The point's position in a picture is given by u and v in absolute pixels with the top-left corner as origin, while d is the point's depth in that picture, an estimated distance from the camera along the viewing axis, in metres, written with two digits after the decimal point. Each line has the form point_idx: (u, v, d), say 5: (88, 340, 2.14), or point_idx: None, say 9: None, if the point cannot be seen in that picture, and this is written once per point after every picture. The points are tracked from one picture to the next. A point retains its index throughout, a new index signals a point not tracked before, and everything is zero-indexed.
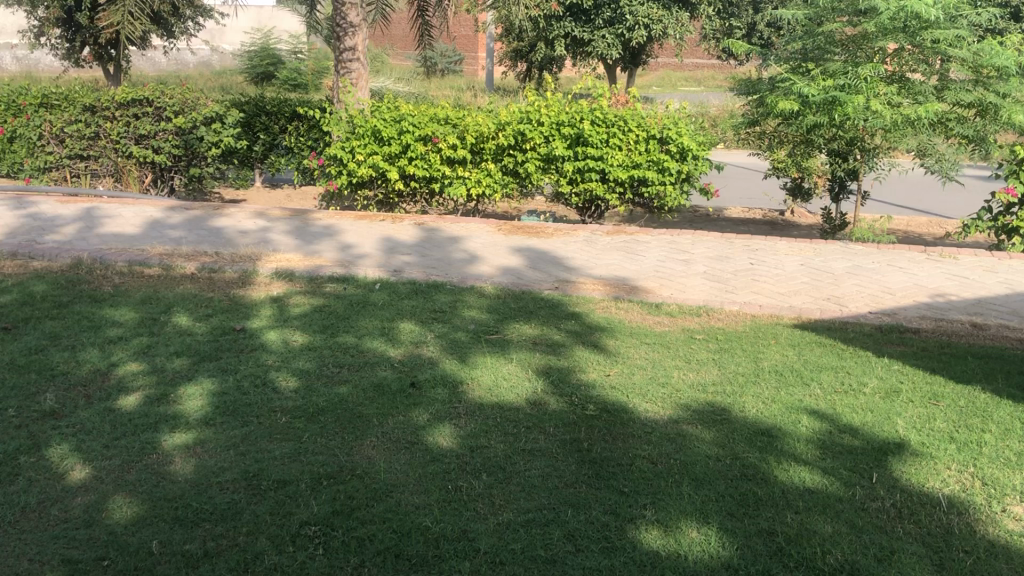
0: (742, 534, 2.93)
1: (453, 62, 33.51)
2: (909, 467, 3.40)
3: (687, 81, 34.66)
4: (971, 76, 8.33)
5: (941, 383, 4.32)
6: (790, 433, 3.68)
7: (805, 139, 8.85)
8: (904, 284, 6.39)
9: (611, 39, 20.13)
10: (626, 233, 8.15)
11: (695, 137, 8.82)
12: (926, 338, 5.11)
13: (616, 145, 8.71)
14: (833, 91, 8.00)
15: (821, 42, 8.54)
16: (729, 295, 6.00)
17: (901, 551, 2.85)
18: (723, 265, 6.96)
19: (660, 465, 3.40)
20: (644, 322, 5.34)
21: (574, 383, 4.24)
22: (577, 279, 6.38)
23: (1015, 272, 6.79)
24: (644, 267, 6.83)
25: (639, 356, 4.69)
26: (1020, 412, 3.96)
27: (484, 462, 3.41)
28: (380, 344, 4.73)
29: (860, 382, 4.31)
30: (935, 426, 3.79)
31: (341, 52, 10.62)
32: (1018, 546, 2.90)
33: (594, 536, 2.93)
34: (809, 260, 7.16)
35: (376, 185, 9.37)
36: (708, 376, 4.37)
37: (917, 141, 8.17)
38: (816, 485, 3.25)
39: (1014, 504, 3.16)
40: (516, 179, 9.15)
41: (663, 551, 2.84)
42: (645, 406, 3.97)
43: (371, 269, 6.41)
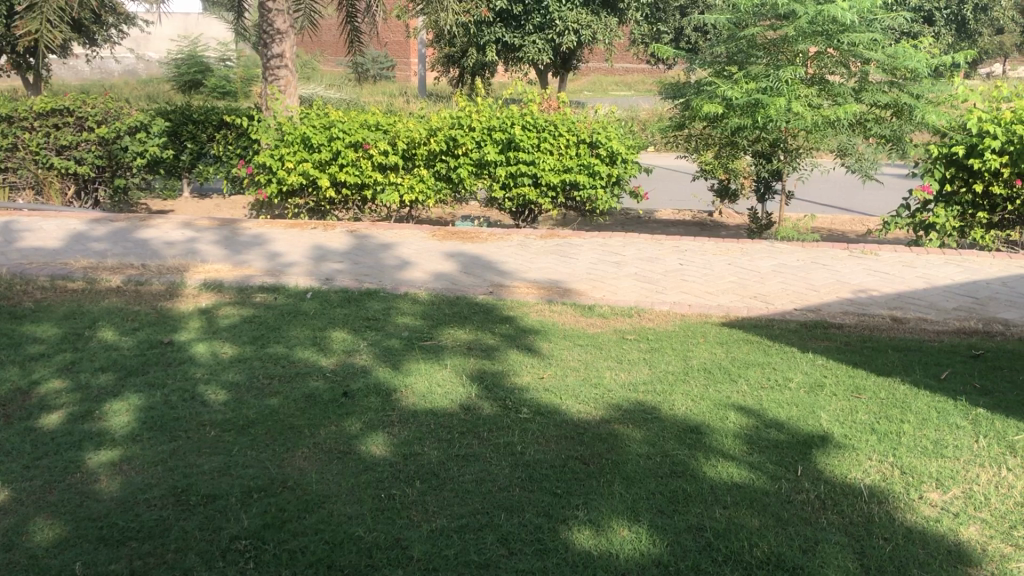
0: (672, 531, 2.97)
1: (385, 68, 33.31)
2: (833, 460, 3.49)
3: (619, 85, 35.15)
4: (887, 78, 8.59)
5: (863, 376, 4.46)
6: (718, 429, 3.75)
7: (731, 140, 9.01)
8: (827, 281, 6.56)
9: (542, 45, 20.24)
10: (559, 236, 8.22)
11: (624, 141, 8.94)
12: (848, 332, 5.26)
13: (547, 149, 8.75)
14: (755, 94, 8.22)
15: (743, 46, 8.73)
16: (660, 295, 6.09)
17: (825, 542, 2.92)
18: (654, 266, 7.06)
19: (592, 465, 3.43)
20: (577, 324, 5.39)
21: (507, 387, 4.26)
22: (511, 283, 6.41)
23: (933, 267, 7.03)
24: (577, 270, 6.89)
25: (572, 357, 4.73)
26: (938, 402, 4.10)
27: (417, 469, 3.41)
28: (311, 354, 4.69)
29: (785, 377, 4.41)
30: (857, 418, 3.90)
31: (268, 59, 10.49)
32: (936, 531, 2.99)
33: (527, 538, 2.95)
34: (736, 260, 7.31)
35: (306, 193, 9.29)
36: (639, 375, 4.43)
37: (837, 141, 8.39)
38: (742, 480, 3.33)
39: (930, 491, 3.27)
40: (449, 184, 9.14)
41: (594, 551, 2.87)
42: (578, 408, 4.00)
43: (301, 278, 6.35)
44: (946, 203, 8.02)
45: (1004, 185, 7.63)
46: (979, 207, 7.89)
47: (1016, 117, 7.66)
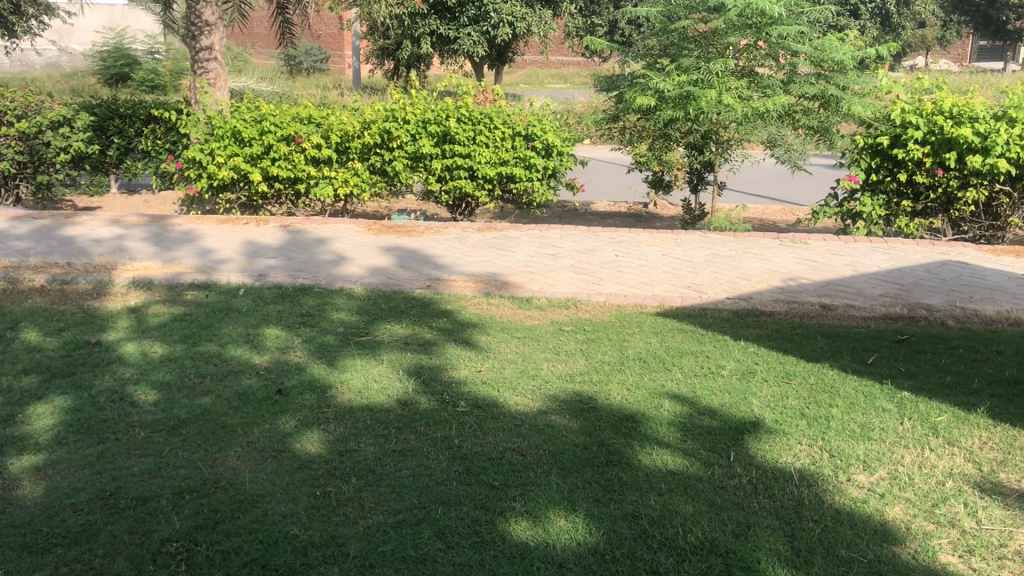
0: (608, 519, 3.00)
1: (318, 61, 32.89)
2: (764, 445, 3.56)
3: (554, 77, 35.34)
4: (814, 70, 8.74)
5: (793, 362, 4.55)
6: (653, 418, 3.80)
7: (663, 132, 9.09)
8: (758, 270, 6.69)
9: (477, 37, 20.21)
10: (496, 229, 8.21)
11: (559, 133, 8.95)
12: (779, 320, 5.36)
13: (482, 142, 8.73)
14: (686, 86, 8.34)
15: (675, 39, 8.82)
16: (596, 287, 6.14)
17: (756, 525, 2.97)
18: (589, 257, 7.10)
19: (529, 456, 3.45)
20: (514, 316, 5.39)
21: (444, 380, 4.25)
22: (448, 277, 6.38)
23: (860, 255, 7.21)
24: (514, 262, 6.90)
25: (510, 350, 4.74)
26: (864, 386, 4.21)
27: (353, 466, 3.37)
28: (244, 352, 4.62)
29: (718, 365, 4.49)
30: (788, 404, 3.98)
31: (196, 51, 10.26)
32: (863, 511, 3.07)
33: (464, 531, 2.95)
34: (671, 250, 7.40)
35: (238, 188, 9.14)
36: (575, 366, 4.46)
37: (766, 133, 8.52)
38: (677, 467, 3.37)
39: (858, 473, 3.35)
40: (384, 178, 9.08)
41: (532, 542, 2.88)
42: (515, 400, 4.01)
43: (233, 275, 6.25)
44: (872, 192, 8.23)
45: (926, 174, 7.86)
46: (904, 195, 8.12)
47: (937, 108, 7.87)
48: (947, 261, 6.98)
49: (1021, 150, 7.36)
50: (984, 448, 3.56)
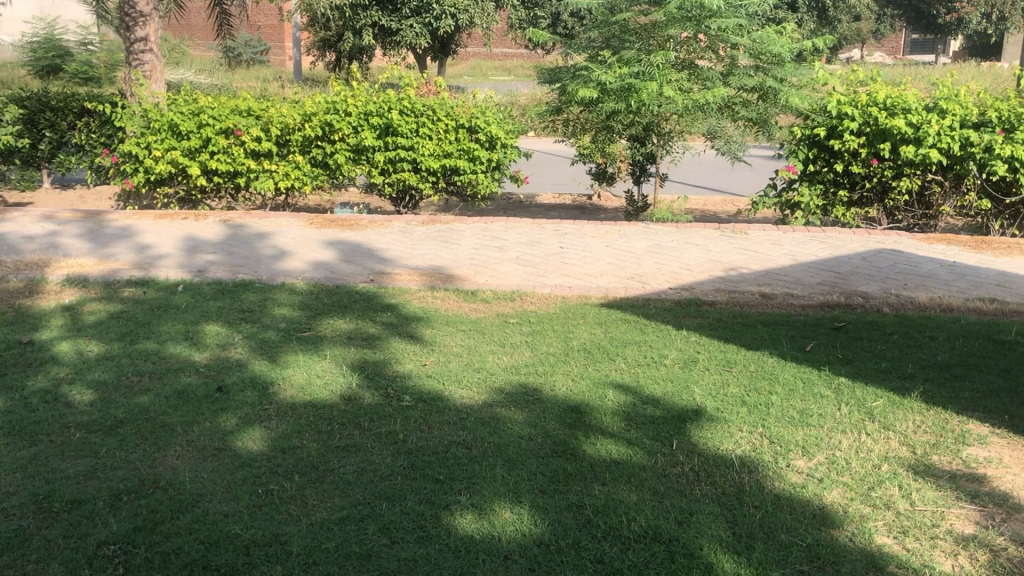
0: (553, 510, 3.01)
1: (258, 52, 32.34)
2: (706, 433, 3.61)
3: (498, 69, 35.29)
4: (753, 62, 8.85)
5: (733, 350, 4.62)
6: (597, 408, 3.82)
7: (606, 124, 9.13)
8: (699, 260, 6.76)
9: (419, 29, 20.07)
10: (441, 222, 8.17)
11: (503, 125, 8.92)
12: (720, 309, 5.44)
13: (426, 134, 8.67)
14: (628, 79, 8.40)
15: (616, 31, 8.87)
16: (540, 278, 6.15)
17: (699, 512, 3.01)
18: (534, 249, 7.11)
19: (475, 449, 3.44)
20: (460, 310, 5.38)
21: (388, 375, 4.22)
22: (392, 270, 6.34)
23: (798, 244, 7.34)
24: (459, 255, 6.87)
25: (455, 343, 4.72)
26: (803, 373, 4.29)
27: (296, 463, 3.34)
28: (183, 349, 4.53)
29: (660, 354, 4.53)
30: (729, 392, 4.04)
31: (131, 43, 10.02)
32: (801, 496, 3.13)
33: (410, 526, 2.93)
34: (614, 241, 7.44)
35: (175, 182, 8.98)
36: (521, 358, 4.47)
37: (706, 125, 8.71)
38: (621, 456, 3.40)
39: (796, 458, 3.41)
40: (326, 171, 8.98)
41: (477, 535, 2.88)
42: (460, 393, 4.00)
43: (171, 271, 6.13)
44: (810, 182, 8.37)
45: (862, 165, 8.02)
46: (840, 185, 8.27)
47: (871, 100, 8.00)
48: (883, 250, 7.14)
49: (951, 141, 7.57)
50: (918, 431, 3.65)
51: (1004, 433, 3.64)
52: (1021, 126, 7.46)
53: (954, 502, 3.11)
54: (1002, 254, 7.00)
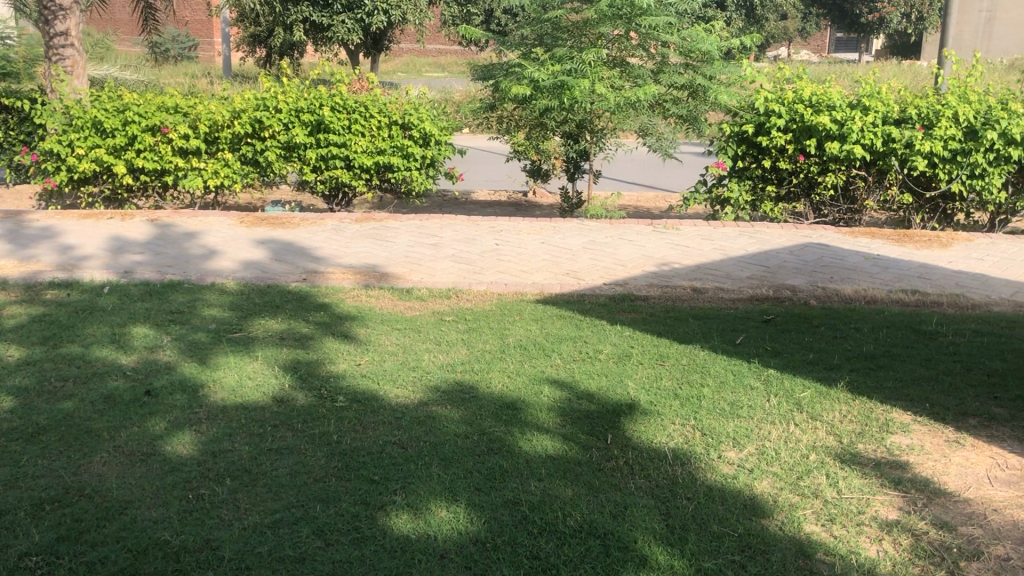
0: (489, 508, 3.01)
1: (186, 47, 31.61)
2: (639, 426, 3.65)
3: (431, 66, 35.13)
4: (683, 60, 8.97)
5: (666, 344, 4.68)
6: (533, 404, 3.84)
7: (540, 121, 9.15)
8: (633, 256, 6.84)
9: (351, 25, 19.89)
10: (374, 220, 8.11)
11: (437, 122, 8.86)
12: (653, 303, 5.51)
13: (358, 131, 8.57)
14: (561, 76, 8.44)
15: (548, 29, 8.89)
16: (476, 275, 6.15)
17: (633, 505, 3.04)
18: (469, 246, 7.10)
19: (410, 449, 3.43)
20: (394, 308, 5.34)
21: (322, 375, 4.17)
22: (326, 269, 6.27)
23: (729, 239, 7.46)
24: (394, 253, 6.83)
25: (390, 342, 4.69)
26: (734, 365, 4.37)
27: (228, 466, 3.28)
28: (109, 352, 4.41)
29: (596, 349, 4.58)
30: (662, 385, 4.09)
31: (51, 37, 9.71)
32: (732, 487, 3.19)
33: (344, 528, 2.90)
34: (549, 238, 7.47)
35: (100, 181, 8.75)
36: (457, 356, 4.46)
37: (638, 122, 8.75)
38: (556, 452, 3.42)
39: (727, 450, 3.47)
40: (257, 169, 8.84)
41: (413, 535, 2.87)
42: (395, 392, 3.98)
43: (97, 272, 5.97)
44: (739, 178, 8.52)
45: (789, 161, 8.20)
46: (768, 181, 8.45)
47: (797, 97, 8.16)
48: (810, 244, 7.31)
49: (873, 137, 7.79)
50: (844, 421, 3.74)
51: (926, 420, 3.76)
52: (940, 122, 7.69)
53: (878, 488, 3.20)
54: (924, 247, 7.21)
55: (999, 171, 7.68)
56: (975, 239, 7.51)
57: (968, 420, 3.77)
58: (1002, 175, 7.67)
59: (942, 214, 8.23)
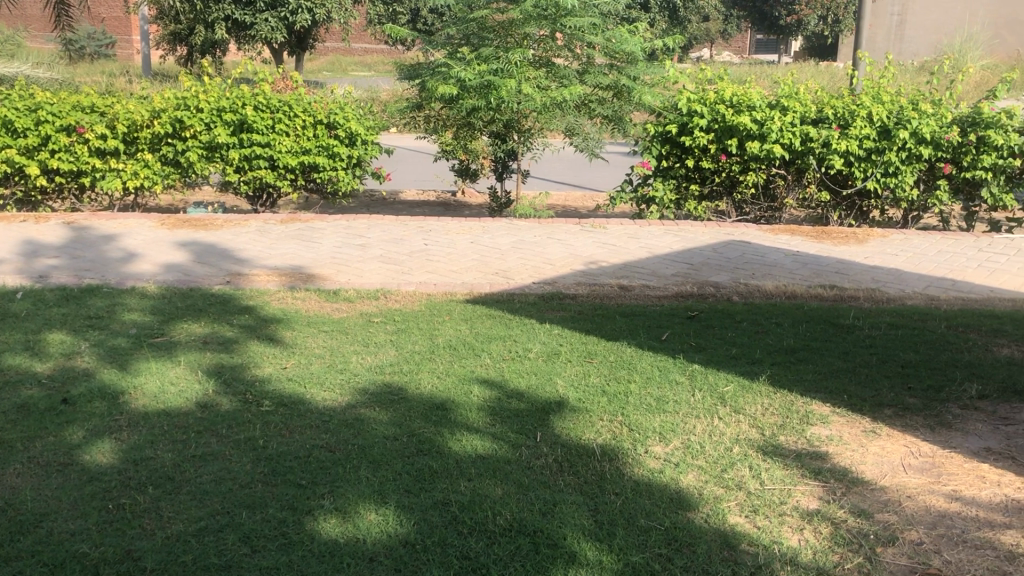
0: (418, 509, 3.00)
1: (102, 45, 30.69)
2: (567, 423, 3.68)
3: (357, 65, 34.76)
4: (608, 61, 9.06)
5: (594, 342, 4.73)
6: (462, 404, 3.83)
7: (467, 121, 9.14)
8: (561, 254, 6.88)
9: (275, 23, 19.59)
10: (300, 220, 8.00)
11: (363, 121, 8.78)
12: (581, 302, 5.55)
13: (282, 131, 8.43)
14: (487, 76, 8.45)
15: (474, 28, 8.90)
16: (404, 276, 6.12)
17: (562, 502, 3.07)
18: (398, 247, 7.06)
19: (338, 452, 3.39)
20: (321, 310, 5.28)
21: (247, 380, 4.10)
22: (250, 271, 6.16)
23: (654, 237, 7.57)
24: (320, 254, 6.75)
25: (317, 344, 4.64)
26: (660, 361, 4.44)
27: (150, 475, 3.20)
28: (23, 360, 4.26)
29: (525, 348, 4.60)
30: (590, 382, 4.13)
31: None
32: (659, 481, 3.24)
33: (271, 534, 2.86)
34: (478, 237, 7.48)
35: (12, 182, 8.44)
36: (385, 357, 4.43)
37: (565, 122, 8.75)
38: (486, 451, 3.42)
39: (654, 445, 3.53)
40: (178, 170, 8.65)
41: (341, 539, 2.84)
42: (323, 395, 3.93)
43: (10, 277, 5.76)
44: (664, 177, 8.65)
45: (712, 160, 8.36)
46: (692, 180, 8.60)
47: (718, 97, 8.31)
48: (733, 241, 7.46)
49: (792, 137, 8.00)
50: (766, 413, 3.84)
51: (844, 411, 3.88)
52: (855, 122, 7.92)
53: (799, 479, 3.29)
54: (841, 244, 7.43)
55: (910, 169, 7.96)
56: (889, 235, 7.77)
57: (883, 410, 3.90)
58: (914, 173, 7.97)
59: (858, 212, 8.48)
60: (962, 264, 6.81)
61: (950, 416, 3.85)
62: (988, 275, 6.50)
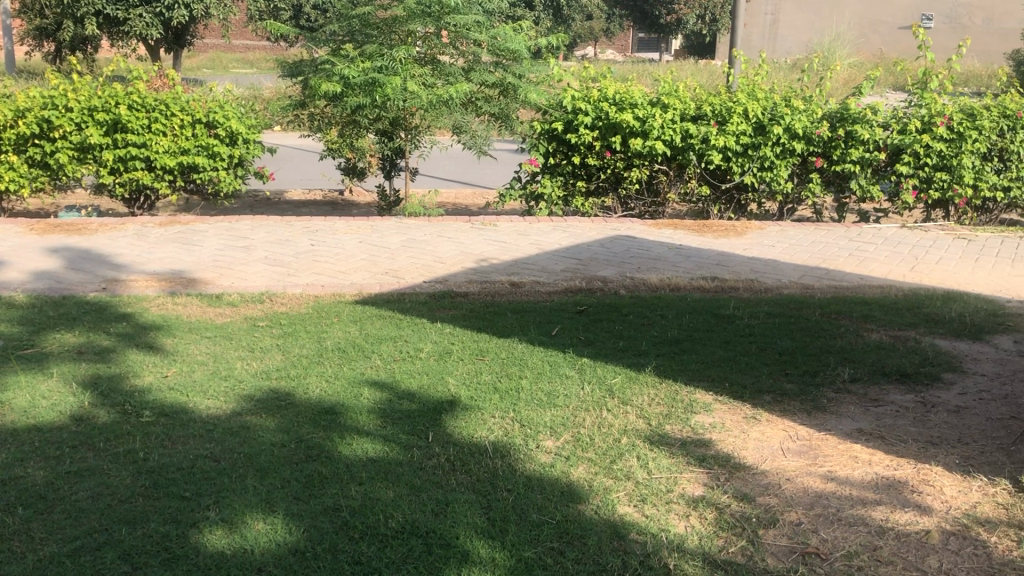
0: (308, 516, 2.94)
1: None
2: (460, 422, 3.68)
3: (238, 62, 33.83)
4: (493, 58, 9.06)
5: (485, 340, 4.73)
6: (352, 408, 3.78)
7: (352, 119, 8.99)
8: (452, 253, 6.87)
9: (150, 19, 18.89)
10: (180, 223, 7.74)
11: (244, 120, 8.52)
12: (472, 299, 5.55)
13: (159, 131, 8.12)
14: (371, 73, 8.36)
15: (357, 25, 8.79)
16: (290, 278, 5.99)
17: (454, 502, 3.06)
18: (283, 248, 6.91)
19: (223, 462, 3.29)
20: (203, 315, 5.12)
21: (125, 390, 3.93)
22: (127, 277, 5.92)
23: (543, 233, 7.64)
24: (202, 257, 6.54)
25: (199, 351, 4.50)
26: (551, 357, 4.48)
27: (19, 495, 3.03)
28: None
29: (415, 348, 4.57)
30: (481, 379, 4.14)
31: None
32: (550, 475, 3.27)
33: (153, 549, 2.76)
34: (367, 237, 7.39)
35: None
36: (271, 362, 4.33)
37: (452, 120, 8.67)
38: (376, 454, 3.39)
39: (545, 440, 3.56)
40: (47, 172, 8.25)
41: (228, 550, 2.76)
42: (206, 403, 3.81)
43: None
44: (551, 174, 8.74)
45: (597, 157, 8.49)
46: (578, 176, 8.71)
47: (602, 95, 8.45)
48: (620, 236, 7.60)
49: (673, 133, 8.19)
50: (653, 403, 3.92)
51: (726, 399, 4.00)
52: (732, 119, 8.17)
53: (684, 467, 3.38)
54: (721, 236, 7.67)
55: (785, 163, 8.29)
56: (766, 227, 8.07)
57: (763, 396, 4.04)
58: (788, 167, 8.30)
59: (737, 205, 8.78)
60: (835, 253, 7.13)
61: (825, 399, 4.02)
62: (858, 263, 6.82)
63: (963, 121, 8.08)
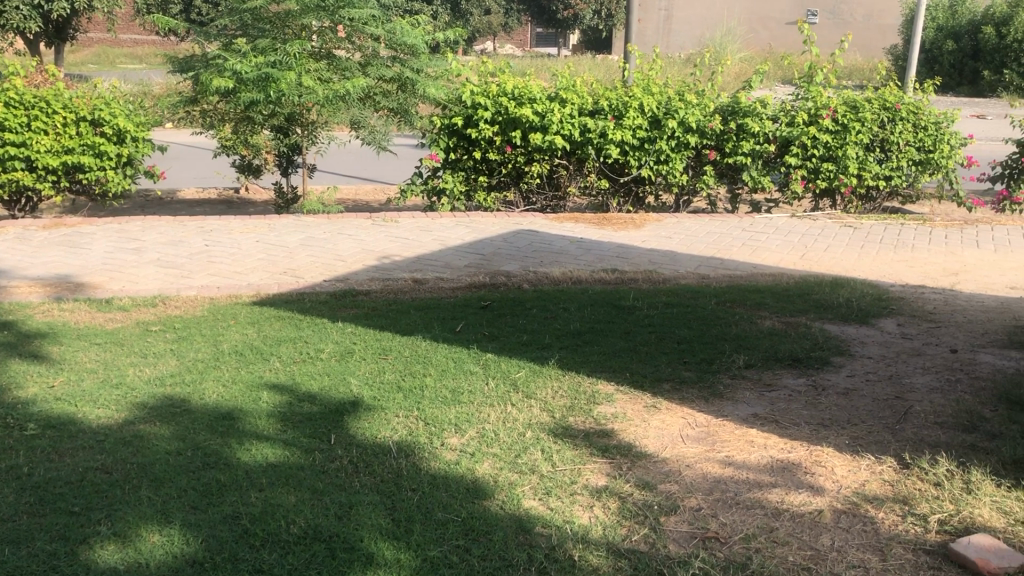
0: (206, 526, 2.86)
1: None
2: (363, 423, 3.63)
3: (126, 57, 32.58)
4: (390, 53, 8.96)
5: (388, 338, 4.68)
6: (251, 412, 3.68)
7: (246, 115, 8.77)
8: (352, 250, 6.78)
9: (27, 11, 18.00)
10: (65, 225, 7.42)
11: (132, 117, 8.20)
12: (374, 298, 5.49)
13: (39, 129, 7.75)
14: (264, 68, 8.16)
15: (248, 19, 8.61)
16: (184, 280, 5.81)
17: (358, 504, 3.02)
18: (176, 249, 6.70)
19: (115, 473, 3.17)
20: (92, 321, 4.92)
21: (7, 403, 3.74)
22: (9, 283, 5.64)
23: (446, 229, 7.62)
24: (89, 261, 6.28)
25: (88, 358, 4.32)
26: (454, 353, 4.46)
27: None
28: None
29: (316, 348, 4.49)
30: (384, 378, 4.10)
31: None
32: (455, 472, 3.26)
33: (39, 569, 2.63)
34: (265, 236, 7.22)
35: None
36: (166, 368, 4.18)
37: (349, 115, 8.55)
38: (277, 459, 3.31)
39: (450, 437, 3.54)
40: None
41: (121, 565, 2.66)
42: (96, 413, 3.66)
43: None
44: (452, 169, 8.71)
45: (497, 152, 8.49)
46: (479, 172, 8.70)
47: (501, 90, 8.46)
48: (521, 230, 7.64)
49: (571, 128, 8.26)
50: (556, 396, 3.95)
51: (627, 389, 4.06)
52: (628, 113, 8.30)
53: (587, 458, 3.41)
54: (621, 229, 7.79)
55: (680, 156, 8.46)
56: (663, 219, 8.22)
57: (662, 385, 4.12)
58: (683, 160, 8.48)
59: (635, 198, 8.92)
60: (729, 243, 7.32)
61: (721, 386, 4.12)
62: (751, 252, 7.02)
63: (846, 114, 8.39)
